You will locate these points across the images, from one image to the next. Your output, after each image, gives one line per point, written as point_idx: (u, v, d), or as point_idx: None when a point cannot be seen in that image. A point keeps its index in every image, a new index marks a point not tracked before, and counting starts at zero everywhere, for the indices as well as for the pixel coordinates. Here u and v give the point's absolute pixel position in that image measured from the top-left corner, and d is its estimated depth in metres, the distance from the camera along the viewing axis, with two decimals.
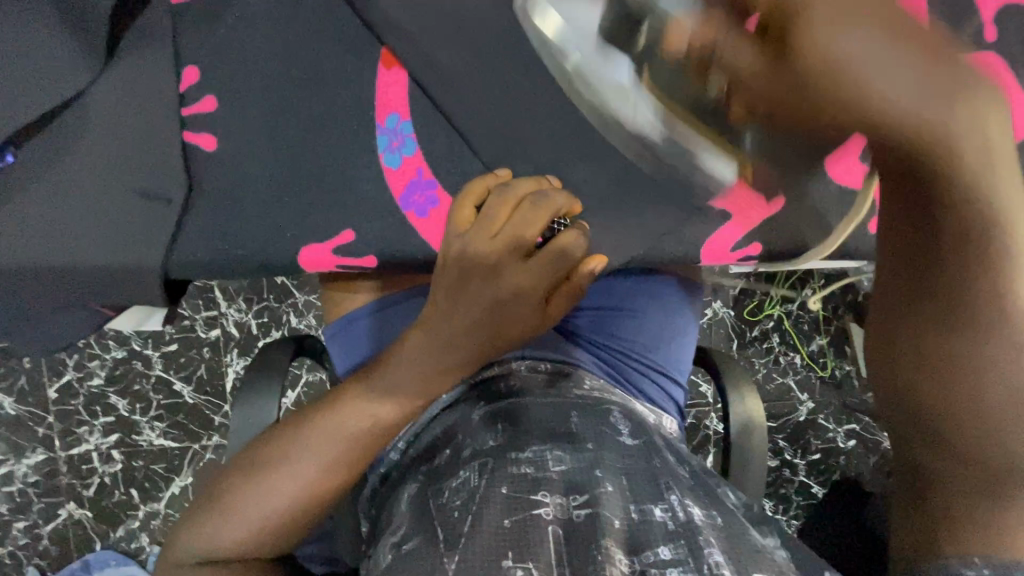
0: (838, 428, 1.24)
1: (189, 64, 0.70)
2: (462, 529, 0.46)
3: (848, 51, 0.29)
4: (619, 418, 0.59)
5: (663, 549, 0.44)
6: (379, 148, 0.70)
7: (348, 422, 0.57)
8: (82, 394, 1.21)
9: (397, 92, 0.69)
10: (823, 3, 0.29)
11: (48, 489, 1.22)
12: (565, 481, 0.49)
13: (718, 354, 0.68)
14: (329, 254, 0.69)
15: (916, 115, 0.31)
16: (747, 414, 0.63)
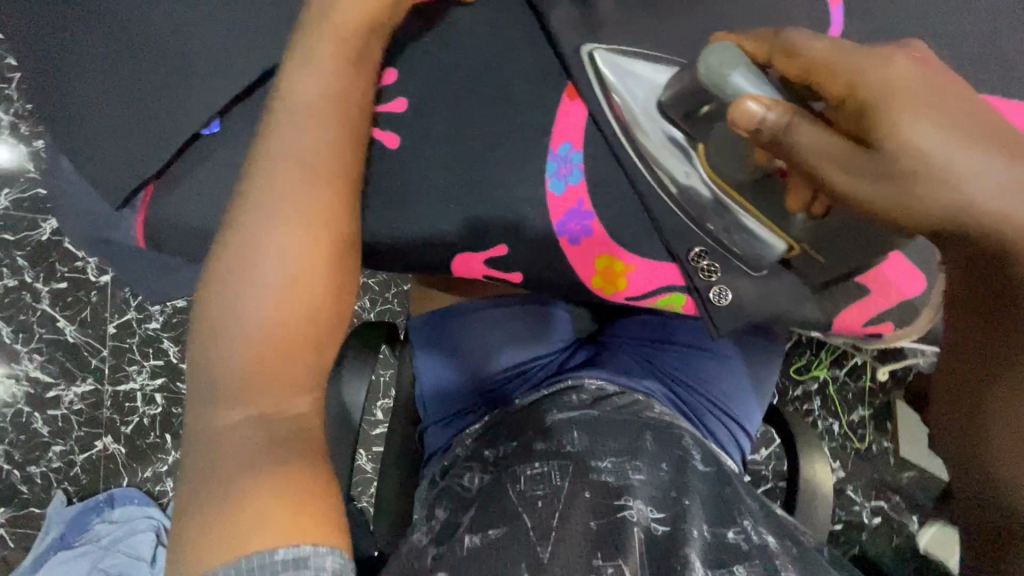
0: (865, 502, 1.21)
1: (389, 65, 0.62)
2: (550, 523, 0.44)
3: (926, 142, 0.40)
4: (691, 442, 0.57)
5: (739, 569, 0.43)
6: (546, 172, 0.62)
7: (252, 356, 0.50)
8: (138, 333, 1.26)
9: (575, 123, 0.62)
10: (909, 104, 0.40)
11: (90, 419, 1.27)
12: (643, 490, 0.48)
13: (792, 414, 0.67)
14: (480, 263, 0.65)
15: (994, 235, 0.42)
16: (815, 484, 0.62)
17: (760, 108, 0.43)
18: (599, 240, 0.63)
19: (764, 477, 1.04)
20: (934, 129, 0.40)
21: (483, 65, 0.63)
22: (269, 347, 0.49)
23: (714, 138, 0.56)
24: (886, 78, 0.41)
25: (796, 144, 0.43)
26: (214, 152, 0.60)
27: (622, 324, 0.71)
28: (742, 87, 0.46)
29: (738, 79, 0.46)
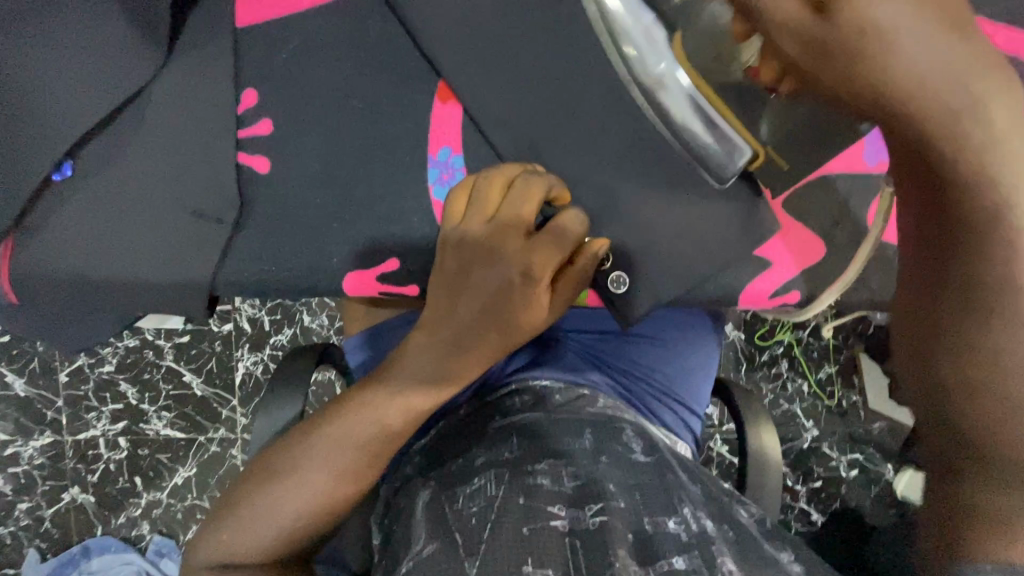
0: (841, 457, 1.19)
1: (247, 86, 0.62)
2: (480, 537, 0.41)
3: (1006, 163, 0.30)
4: (632, 435, 0.53)
5: (676, 559, 0.38)
6: (429, 181, 0.61)
7: (350, 428, 0.50)
8: (92, 379, 1.22)
9: (450, 129, 0.61)
10: (974, 94, 0.29)
11: (54, 472, 1.23)
12: (576, 494, 0.43)
13: (736, 388, 0.67)
14: (372, 279, 0.61)
15: (925, 106, 0.30)
16: (761, 452, 0.62)
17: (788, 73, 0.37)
18: None
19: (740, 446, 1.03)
20: (976, 74, 0.29)
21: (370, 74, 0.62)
22: (361, 436, 0.50)
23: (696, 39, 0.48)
24: (965, 102, 0.29)
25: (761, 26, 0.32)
26: (115, 193, 0.59)
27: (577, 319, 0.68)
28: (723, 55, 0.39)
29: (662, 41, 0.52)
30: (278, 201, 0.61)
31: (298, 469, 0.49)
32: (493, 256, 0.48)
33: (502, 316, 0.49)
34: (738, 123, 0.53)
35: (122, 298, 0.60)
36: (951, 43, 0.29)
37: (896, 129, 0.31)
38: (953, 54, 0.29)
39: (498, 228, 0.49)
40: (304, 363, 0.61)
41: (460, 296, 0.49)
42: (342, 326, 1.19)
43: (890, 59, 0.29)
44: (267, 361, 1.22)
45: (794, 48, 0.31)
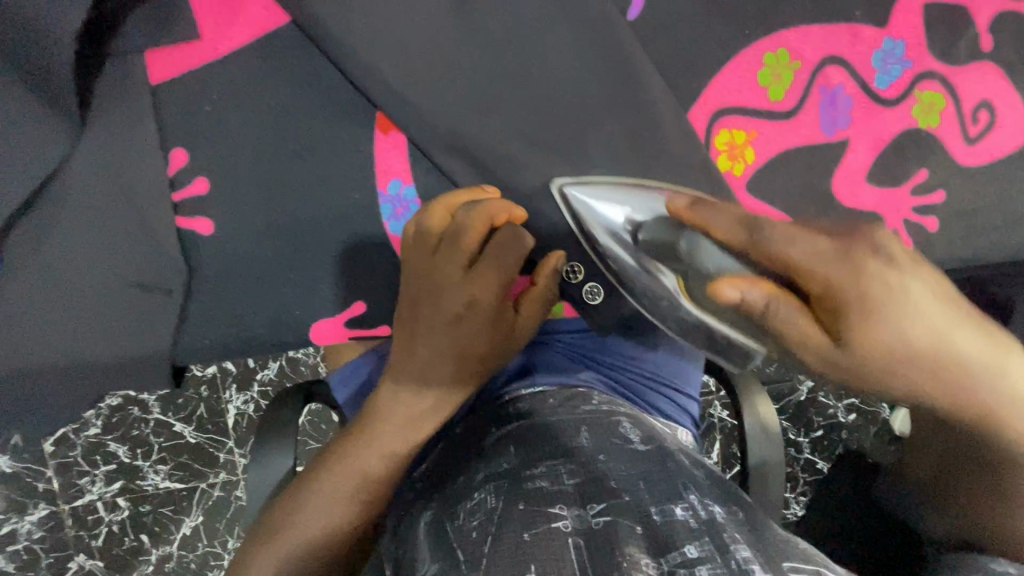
0: (839, 403, 1.19)
1: (174, 147, 0.58)
2: (483, 550, 0.40)
3: (897, 337, 0.37)
4: (629, 428, 0.53)
5: (689, 546, 0.38)
6: (384, 217, 0.61)
7: (340, 477, 0.52)
8: (79, 444, 1.18)
9: (397, 158, 0.60)
10: (883, 302, 0.36)
11: (55, 543, 1.18)
12: (578, 495, 0.43)
13: (727, 361, 0.68)
14: (340, 328, 0.63)
15: (927, 351, 0.37)
16: (761, 420, 0.63)
17: (738, 295, 0.38)
18: None
19: None
20: (885, 313, 0.37)
21: (304, 98, 0.59)
22: (347, 479, 0.52)
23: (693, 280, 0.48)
24: (867, 293, 0.36)
25: (776, 324, 0.38)
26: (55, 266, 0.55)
27: (565, 324, 0.67)
28: (723, 262, 0.43)
29: (716, 256, 0.44)
30: (240, 246, 0.60)
31: (293, 520, 0.50)
32: (441, 303, 0.53)
33: (460, 351, 0.54)
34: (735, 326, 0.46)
35: (88, 368, 0.57)
36: (885, 280, 0.36)
37: (830, 297, 0.37)
38: (839, 273, 0.36)
39: (450, 284, 0.53)
40: (290, 404, 0.59)
41: (417, 338, 0.54)
42: None
43: (887, 326, 0.37)
44: (258, 398, 1.20)
45: (779, 324, 0.38)
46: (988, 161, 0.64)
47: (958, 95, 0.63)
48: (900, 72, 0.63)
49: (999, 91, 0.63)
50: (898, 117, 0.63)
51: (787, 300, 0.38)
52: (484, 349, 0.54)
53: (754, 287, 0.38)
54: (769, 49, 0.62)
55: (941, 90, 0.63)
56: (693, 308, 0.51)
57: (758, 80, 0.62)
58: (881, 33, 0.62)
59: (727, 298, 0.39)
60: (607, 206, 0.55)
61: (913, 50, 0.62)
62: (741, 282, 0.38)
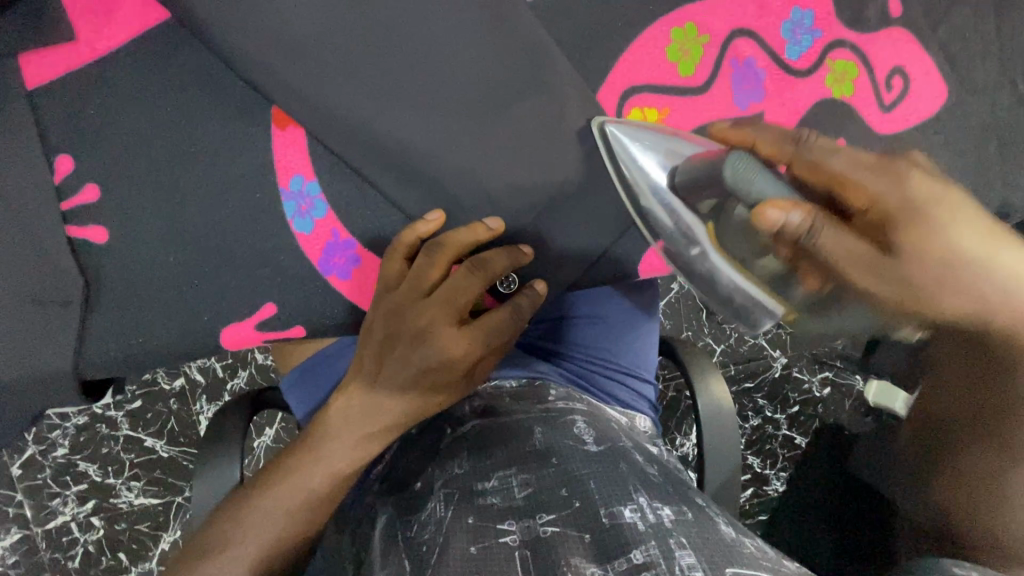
0: (813, 377, 1.20)
1: (60, 151, 0.57)
2: (430, 560, 0.41)
3: (945, 246, 0.38)
4: (584, 427, 0.53)
5: (636, 551, 0.38)
6: (288, 215, 0.59)
7: (280, 496, 0.48)
8: (48, 466, 1.16)
9: (298, 155, 0.58)
10: (926, 203, 0.39)
11: (31, 567, 1.16)
12: (529, 505, 0.43)
13: (682, 344, 0.68)
14: (252, 331, 0.60)
15: (970, 266, 0.39)
16: (715, 401, 0.63)
17: (779, 213, 0.38)
18: (368, 266, 0.60)
19: None
20: (954, 216, 0.39)
21: (225, 100, 0.57)
22: (284, 495, 0.48)
23: (729, 220, 0.44)
24: (928, 219, 0.38)
25: (824, 250, 0.38)
26: None
27: None
28: (763, 188, 0.41)
29: (760, 181, 0.41)
30: (173, 255, 0.59)
31: (219, 534, 0.47)
32: (403, 316, 0.49)
33: (425, 360, 0.48)
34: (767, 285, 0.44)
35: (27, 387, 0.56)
36: (977, 223, 0.40)
37: (884, 222, 0.39)
38: (888, 188, 0.39)
39: (417, 300, 0.49)
40: (235, 414, 0.58)
41: (387, 356, 0.49)
42: None
43: (982, 270, 0.39)
44: None
45: (861, 276, 0.39)
46: (904, 127, 0.63)
47: (870, 64, 0.62)
48: (810, 42, 0.62)
49: (906, 58, 0.63)
50: (811, 87, 0.61)
51: (841, 232, 0.38)
52: (451, 356, 0.47)
53: (796, 210, 0.38)
54: (674, 24, 0.60)
55: (852, 59, 0.62)
56: (717, 260, 0.47)
57: (666, 56, 0.60)
58: (789, 4, 0.61)
59: (766, 223, 0.39)
60: (642, 150, 0.50)
61: (820, 20, 0.62)
62: (784, 206, 0.38)
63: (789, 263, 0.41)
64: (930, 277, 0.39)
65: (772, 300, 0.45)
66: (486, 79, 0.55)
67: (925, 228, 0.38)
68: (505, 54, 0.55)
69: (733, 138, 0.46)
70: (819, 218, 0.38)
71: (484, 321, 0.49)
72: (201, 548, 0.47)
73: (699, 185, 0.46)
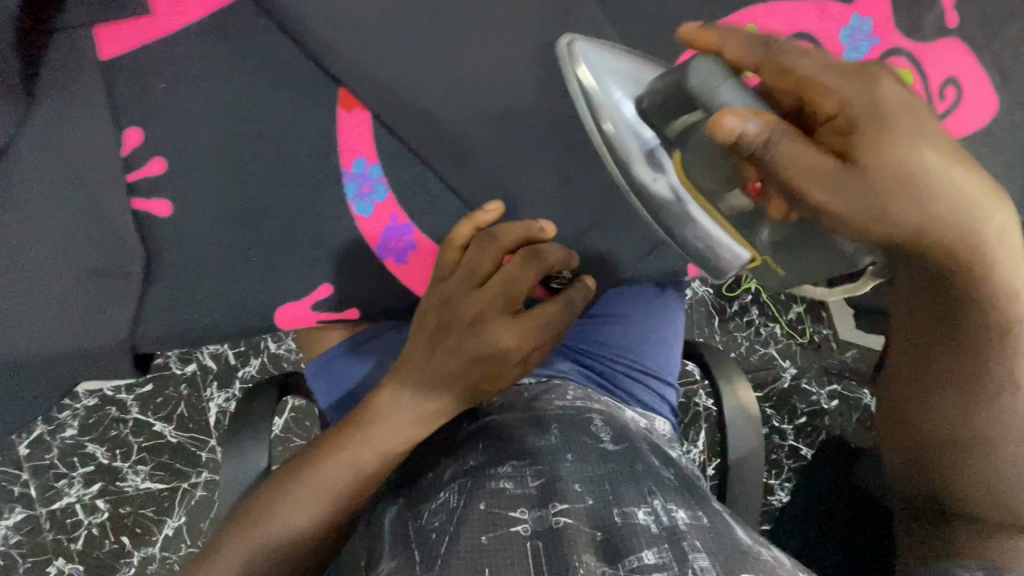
0: (821, 390, 1.20)
1: (129, 124, 0.57)
2: (439, 549, 0.39)
3: (920, 166, 0.35)
4: (601, 425, 0.52)
5: (647, 552, 0.36)
6: (349, 197, 0.60)
7: (325, 470, 0.48)
8: (56, 446, 1.16)
9: (362, 138, 0.59)
10: (883, 105, 0.36)
11: (33, 548, 1.15)
12: (542, 494, 0.42)
13: (707, 348, 0.68)
14: (308, 310, 0.61)
15: (948, 195, 0.35)
16: (738, 403, 0.63)
17: (738, 121, 0.36)
18: (425, 252, 0.60)
19: None
20: (930, 147, 0.36)
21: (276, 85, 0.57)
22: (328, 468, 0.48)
23: (693, 152, 0.47)
24: (875, 109, 0.36)
25: (776, 157, 0.36)
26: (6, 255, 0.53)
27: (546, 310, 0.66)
28: (729, 97, 0.41)
29: (725, 91, 0.41)
30: (213, 236, 0.59)
31: (266, 499, 0.48)
32: (457, 305, 0.49)
33: (476, 350, 0.48)
34: (734, 230, 0.49)
35: (56, 361, 0.55)
36: (899, 99, 0.36)
37: (852, 128, 0.36)
38: (856, 93, 0.36)
39: (470, 290, 0.50)
40: (265, 396, 0.58)
41: (439, 341, 0.49)
42: None
43: (933, 190, 0.35)
44: (239, 395, 1.18)
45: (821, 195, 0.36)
46: (954, 138, 0.64)
47: (925, 73, 0.63)
48: (867, 48, 0.62)
49: (961, 69, 0.64)
50: None
51: (801, 141, 0.36)
52: (502, 348, 0.48)
53: (755, 117, 0.36)
54: (737, 25, 0.61)
55: (907, 66, 0.63)
56: (698, 210, 0.52)
57: None
58: (849, 10, 0.62)
59: (725, 131, 0.36)
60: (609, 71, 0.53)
61: (879, 27, 0.62)
62: (743, 115, 0.36)
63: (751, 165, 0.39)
64: (931, 205, 0.35)
65: (733, 241, 0.50)
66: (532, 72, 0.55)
67: (880, 121, 0.35)
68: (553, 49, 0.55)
69: (699, 41, 0.42)
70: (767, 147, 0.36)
71: (538, 314, 0.50)
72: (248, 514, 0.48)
73: (679, 93, 0.45)
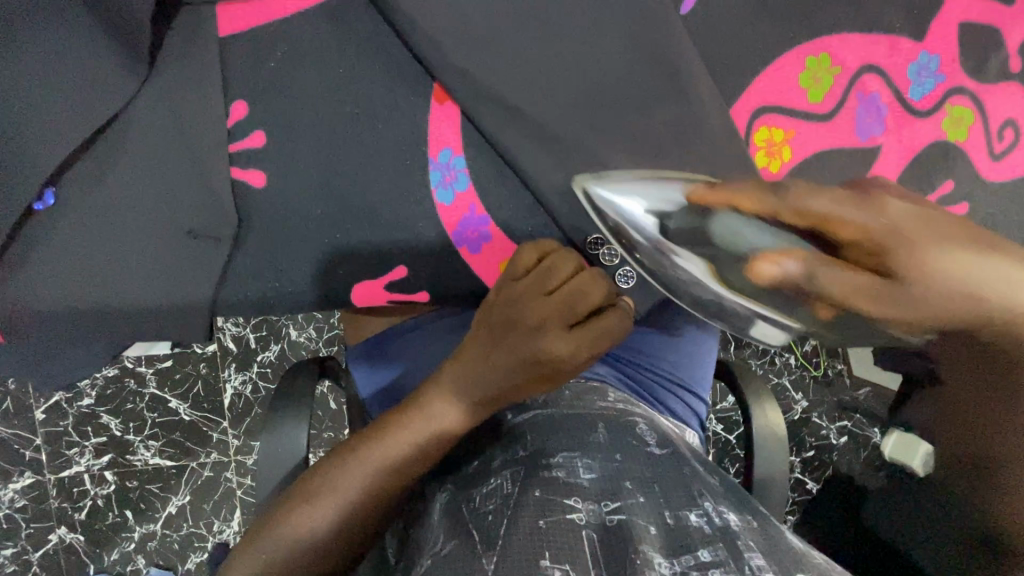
0: (831, 425, 1.19)
1: (237, 97, 0.58)
2: (498, 529, 0.41)
3: (949, 267, 0.31)
4: (646, 429, 0.54)
5: (702, 551, 0.38)
6: (432, 184, 0.59)
7: (382, 447, 0.50)
8: (71, 414, 1.16)
9: (449, 129, 0.59)
10: (916, 223, 0.31)
11: (38, 514, 1.15)
12: (596, 488, 0.43)
13: (738, 367, 0.69)
14: (379, 288, 0.60)
15: (959, 291, 0.32)
16: (765, 425, 0.63)
17: (781, 268, 0.34)
18: (499, 246, 0.60)
19: (735, 423, 1.04)
20: (963, 246, 0.32)
21: (343, 72, 0.58)
22: (384, 446, 0.50)
23: (730, 271, 0.43)
24: (893, 224, 0.31)
25: (825, 290, 0.33)
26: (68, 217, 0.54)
27: None
28: (758, 242, 0.37)
29: (750, 237, 0.37)
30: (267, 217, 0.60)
31: (328, 468, 0.50)
32: (519, 307, 0.50)
33: (532, 354, 0.49)
34: (762, 304, 0.42)
35: (109, 325, 0.57)
36: (881, 206, 0.31)
37: (878, 250, 0.32)
38: (868, 219, 0.31)
39: (533, 296, 0.51)
40: (305, 377, 0.59)
41: (498, 338, 0.50)
42: (331, 336, 1.18)
43: (956, 276, 0.32)
44: (256, 378, 1.19)
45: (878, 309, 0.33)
46: (1010, 176, 0.66)
47: (985, 113, 0.65)
48: (933, 85, 0.64)
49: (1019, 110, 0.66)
50: (928, 128, 0.64)
51: (843, 269, 0.32)
52: (557, 357, 0.49)
53: (793, 259, 0.33)
54: (810, 54, 0.62)
55: (969, 105, 0.65)
56: (729, 295, 0.46)
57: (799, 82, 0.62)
58: (919, 45, 0.64)
59: (768, 277, 0.35)
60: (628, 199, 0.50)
61: (945, 65, 0.64)
62: (777, 259, 0.34)
63: (800, 297, 0.35)
64: (926, 304, 0.32)
65: (788, 321, 0.42)
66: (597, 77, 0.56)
67: (904, 299, 0.32)
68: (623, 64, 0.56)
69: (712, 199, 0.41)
70: (777, 200, 0.35)
71: (595, 328, 0.50)
72: (306, 482, 0.50)
73: (701, 235, 0.43)
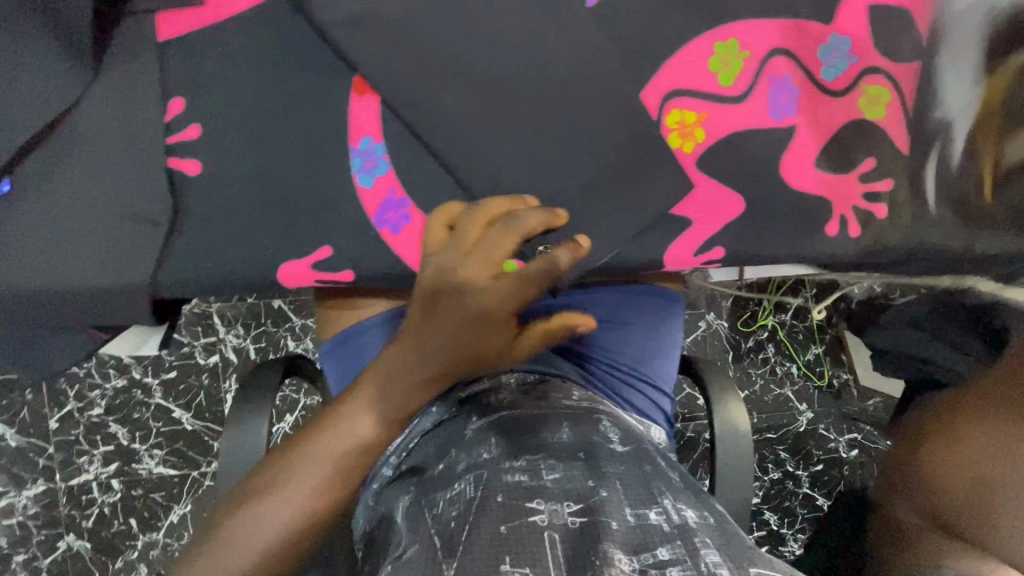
0: (840, 437, 1.14)
1: (175, 94, 0.62)
2: (461, 537, 0.39)
3: None
4: (608, 426, 0.53)
5: (662, 549, 0.37)
6: (354, 169, 0.62)
7: (334, 442, 0.52)
8: (82, 423, 1.22)
9: (369, 119, 0.62)
10: None
11: (48, 520, 1.20)
12: (558, 488, 0.42)
13: (704, 363, 0.68)
14: (307, 269, 0.61)
15: None
16: (732, 423, 0.62)
17: None
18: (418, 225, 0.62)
19: None
20: None
21: (308, 86, 0.62)
22: (332, 442, 0.52)
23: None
24: None
25: None
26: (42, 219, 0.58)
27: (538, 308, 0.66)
28: None
29: None
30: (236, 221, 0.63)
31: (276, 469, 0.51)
32: (446, 275, 0.50)
33: (471, 313, 0.50)
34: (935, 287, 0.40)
35: (90, 322, 0.61)
36: None
37: None
38: None
39: (457, 261, 0.50)
40: (270, 374, 0.61)
41: (432, 312, 0.51)
42: None
43: None
44: None
45: None
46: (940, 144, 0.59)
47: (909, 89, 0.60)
48: (845, 65, 0.61)
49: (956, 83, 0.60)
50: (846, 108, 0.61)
51: None
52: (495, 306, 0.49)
53: None
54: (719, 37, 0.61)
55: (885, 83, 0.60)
56: None
57: (709, 66, 0.61)
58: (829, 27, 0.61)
59: None
60: None
61: (858, 45, 0.61)
62: None
63: None
64: None
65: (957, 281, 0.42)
66: (544, 81, 0.59)
67: None
68: (568, 67, 0.59)
69: None
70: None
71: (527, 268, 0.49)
72: (253, 486, 0.51)
73: None
